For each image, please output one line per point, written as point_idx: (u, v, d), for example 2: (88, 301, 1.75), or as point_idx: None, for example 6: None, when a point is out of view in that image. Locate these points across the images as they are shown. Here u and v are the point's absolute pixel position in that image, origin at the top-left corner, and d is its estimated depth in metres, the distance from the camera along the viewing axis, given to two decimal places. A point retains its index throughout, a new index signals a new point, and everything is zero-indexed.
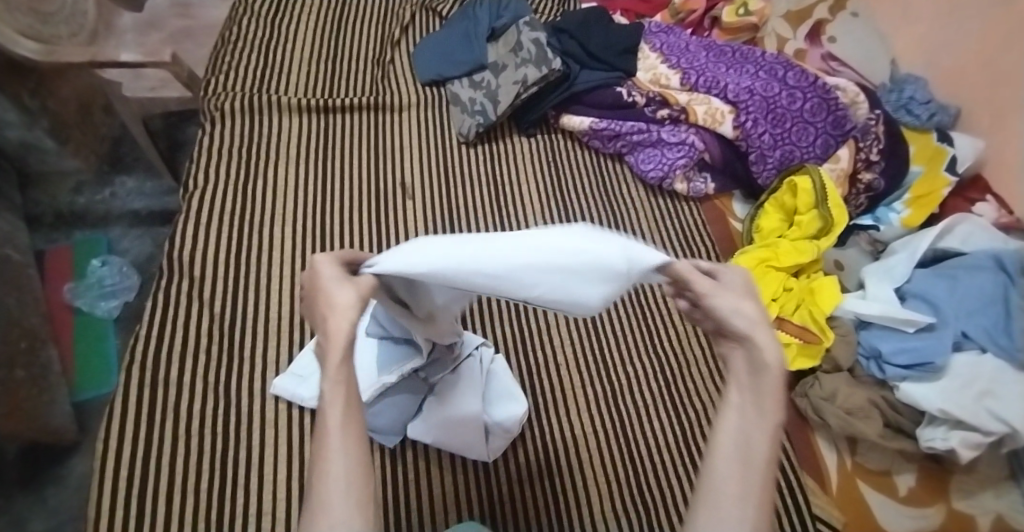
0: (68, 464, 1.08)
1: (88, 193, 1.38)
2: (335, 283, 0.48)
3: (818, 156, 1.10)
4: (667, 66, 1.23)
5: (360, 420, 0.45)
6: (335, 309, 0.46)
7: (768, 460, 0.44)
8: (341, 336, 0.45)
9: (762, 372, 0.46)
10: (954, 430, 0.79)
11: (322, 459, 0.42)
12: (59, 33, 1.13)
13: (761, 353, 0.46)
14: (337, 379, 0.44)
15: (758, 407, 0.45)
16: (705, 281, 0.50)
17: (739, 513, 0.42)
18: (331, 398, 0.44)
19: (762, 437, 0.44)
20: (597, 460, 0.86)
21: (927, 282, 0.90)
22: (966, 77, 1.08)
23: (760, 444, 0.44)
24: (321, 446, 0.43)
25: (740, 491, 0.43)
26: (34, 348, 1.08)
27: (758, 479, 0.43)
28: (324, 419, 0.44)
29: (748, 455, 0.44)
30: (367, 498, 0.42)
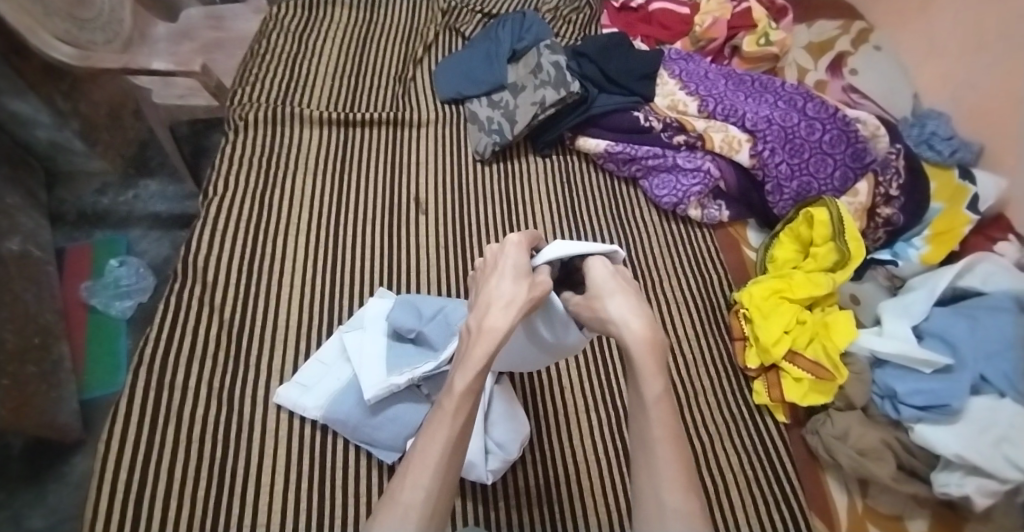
0: (70, 461, 1.09)
1: (112, 194, 1.41)
2: (511, 278, 0.63)
3: (836, 189, 1.10)
4: (685, 93, 1.23)
5: (465, 434, 0.56)
6: (497, 307, 0.61)
7: (664, 436, 0.56)
8: (488, 344, 0.59)
9: (632, 361, 0.60)
10: (970, 477, 0.77)
11: (425, 462, 0.54)
12: (95, 39, 1.17)
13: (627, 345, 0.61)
14: (466, 388, 0.57)
15: (639, 393, 0.59)
16: (579, 301, 0.67)
17: (657, 497, 0.54)
18: (453, 406, 0.56)
19: (654, 420, 0.57)
20: (598, 492, 0.84)
21: (945, 320, 0.88)
22: (990, 114, 1.07)
23: (655, 426, 0.57)
24: (426, 450, 0.55)
25: (654, 477, 0.55)
26: (47, 344, 1.10)
27: (661, 459, 0.55)
28: (442, 416, 0.56)
29: (649, 441, 0.57)
30: (440, 506, 0.53)
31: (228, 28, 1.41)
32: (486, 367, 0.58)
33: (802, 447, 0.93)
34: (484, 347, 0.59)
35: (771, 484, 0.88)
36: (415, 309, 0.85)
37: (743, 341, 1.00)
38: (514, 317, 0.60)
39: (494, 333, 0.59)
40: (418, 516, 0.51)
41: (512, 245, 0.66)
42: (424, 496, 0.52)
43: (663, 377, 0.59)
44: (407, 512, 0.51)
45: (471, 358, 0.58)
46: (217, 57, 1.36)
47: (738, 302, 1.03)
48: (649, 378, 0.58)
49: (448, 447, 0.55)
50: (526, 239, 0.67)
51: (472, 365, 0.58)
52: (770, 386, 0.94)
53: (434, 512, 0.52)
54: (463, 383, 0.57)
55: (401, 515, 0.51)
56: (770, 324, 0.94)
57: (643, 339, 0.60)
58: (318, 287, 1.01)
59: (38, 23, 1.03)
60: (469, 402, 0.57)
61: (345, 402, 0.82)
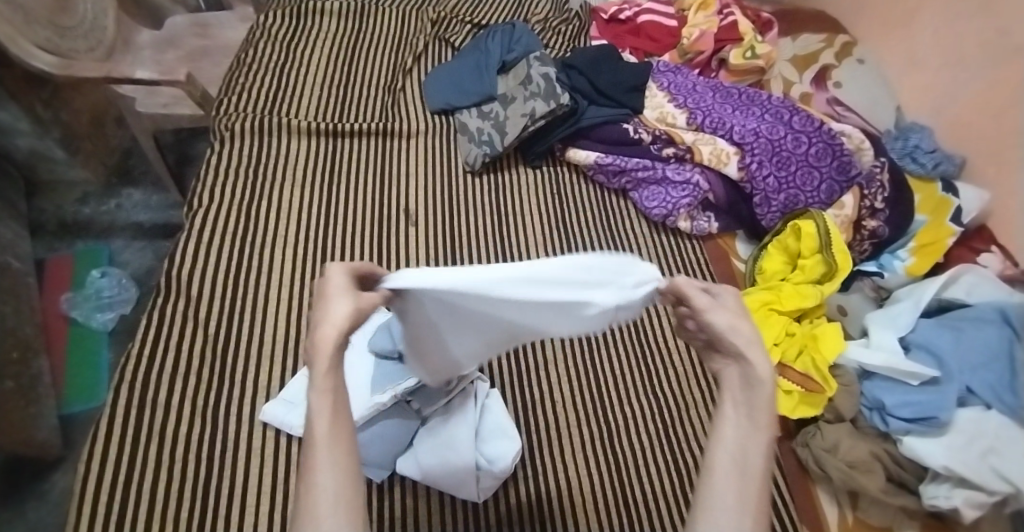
0: (49, 479, 1.06)
1: (93, 203, 1.38)
2: (340, 296, 0.49)
3: (823, 202, 1.12)
4: (673, 105, 1.23)
5: (344, 430, 0.47)
6: (330, 318, 0.48)
7: (764, 471, 0.49)
8: (328, 348, 0.47)
9: (759, 389, 0.51)
10: (958, 489, 0.77)
11: (311, 475, 0.44)
12: (76, 47, 1.14)
13: (756, 368, 0.51)
14: (322, 392, 0.47)
15: (754, 420, 0.51)
16: (704, 298, 0.54)
17: (740, 522, 0.47)
18: (316, 411, 0.46)
19: (760, 451, 0.50)
20: (592, 508, 0.83)
21: (929, 332, 0.89)
22: (972, 126, 1.08)
23: (758, 457, 0.49)
24: (308, 464, 0.45)
25: (738, 501, 0.48)
26: (26, 358, 1.07)
27: (754, 490, 0.49)
28: (311, 434, 0.46)
29: (744, 467, 0.49)
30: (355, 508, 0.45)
31: (214, 35, 1.39)
32: (336, 366, 0.47)
33: (792, 459, 0.93)
34: (325, 354, 0.47)
35: None
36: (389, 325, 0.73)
37: None
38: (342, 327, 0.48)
39: (333, 334, 0.47)
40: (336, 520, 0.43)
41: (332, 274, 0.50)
42: (337, 493, 0.44)
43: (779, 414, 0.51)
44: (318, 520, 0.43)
45: (314, 363, 0.47)
46: (203, 66, 1.33)
47: None
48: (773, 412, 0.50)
49: (334, 445, 0.45)
50: (353, 266, 0.51)
51: (319, 369, 0.47)
52: None
53: (348, 511, 0.44)
54: (319, 387, 0.47)
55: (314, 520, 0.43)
56: (759, 336, 0.95)
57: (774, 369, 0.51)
58: (305, 301, 0.99)
59: (18, 32, 1.01)
60: (333, 401, 0.47)
61: None
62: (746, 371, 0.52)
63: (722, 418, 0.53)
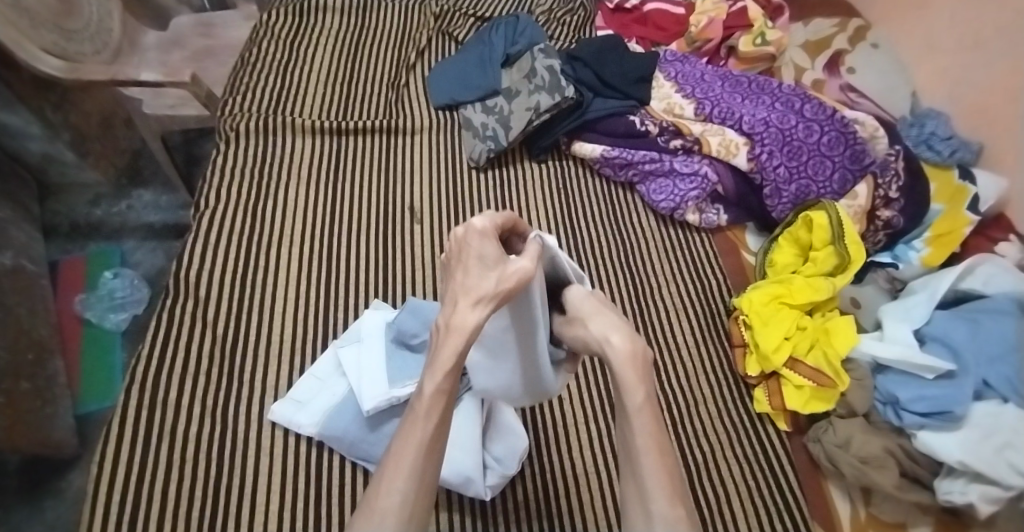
0: (67, 477, 1.08)
1: (105, 205, 1.40)
2: (479, 268, 0.53)
3: (835, 192, 1.09)
4: (681, 95, 1.21)
5: (441, 436, 0.52)
6: (464, 305, 0.52)
7: (649, 446, 0.52)
8: (455, 348, 0.51)
9: (614, 372, 0.54)
10: (973, 484, 0.76)
11: (393, 473, 0.50)
12: (83, 51, 1.15)
13: (607, 357, 0.54)
14: (436, 391, 0.52)
15: (622, 403, 0.53)
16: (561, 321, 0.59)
17: (646, 508, 0.50)
18: (424, 408, 0.52)
19: (637, 430, 0.52)
20: (600, 505, 0.83)
21: (946, 324, 0.87)
22: (989, 112, 1.05)
23: (638, 437, 0.52)
24: (396, 461, 0.50)
25: (642, 488, 0.51)
26: (42, 359, 1.09)
27: (649, 470, 0.51)
28: (410, 430, 0.51)
29: (635, 451, 0.52)
30: (418, 511, 0.50)
31: (218, 34, 1.39)
32: (456, 369, 0.52)
33: (803, 454, 0.93)
34: (451, 351, 0.51)
35: (774, 492, 0.88)
36: (417, 316, 0.81)
37: (743, 348, 0.99)
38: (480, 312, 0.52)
39: (465, 331, 0.51)
40: (396, 519, 0.48)
41: (476, 234, 0.55)
42: (402, 500, 0.48)
43: (646, 386, 0.53)
44: (384, 517, 0.48)
45: (437, 359, 0.51)
46: (208, 65, 1.33)
47: (738, 308, 1.01)
48: (631, 388, 0.53)
49: (424, 451, 0.51)
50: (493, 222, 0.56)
51: (439, 367, 0.51)
52: (770, 394, 0.93)
53: (413, 514, 0.49)
54: (432, 384, 0.51)
55: (379, 521, 0.47)
56: (770, 330, 0.93)
57: (625, 348, 0.54)
58: (311, 301, 1.00)
59: (24, 36, 1.01)
60: (443, 403, 0.52)
61: (341, 417, 0.81)
62: (604, 361, 0.55)
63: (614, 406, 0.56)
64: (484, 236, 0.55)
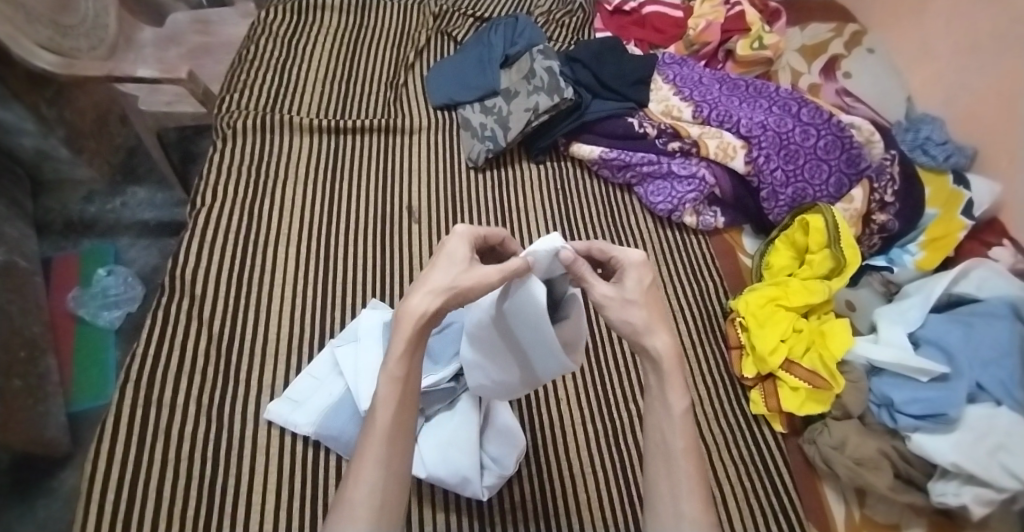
0: (59, 476, 1.07)
1: (99, 202, 1.39)
2: (446, 267, 0.53)
3: (831, 195, 1.10)
4: (679, 98, 1.22)
5: (404, 425, 0.53)
6: (417, 294, 0.52)
7: (686, 450, 0.53)
8: (408, 334, 0.52)
9: (661, 372, 0.54)
10: (966, 486, 0.77)
11: (359, 465, 0.51)
12: (78, 46, 1.14)
13: (652, 351, 0.54)
14: (398, 381, 0.52)
15: (665, 404, 0.54)
16: (605, 289, 0.54)
17: (677, 508, 0.52)
18: (383, 397, 0.53)
19: (677, 433, 0.53)
20: (597, 506, 0.83)
21: (940, 327, 0.87)
22: (983, 116, 1.06)
23: (677, 439, 0.53)
24: (362, 454, 0.52)
25: (674, 488, 0.53)
26: (34, 357, 1.07)
27: (683, 471, 0.53)
28: (373, 421, 0.52)
29: (671, 451, 0.54)
30: (387, 502, 0.51)
31: (215, 32, 1.38)
32: (412, 355, 0.52)
33: (799, 455, 0.93)
34: (401, 339, 0.52)
35: (769, 493, 0.88)
36: None
37: (739, 350, 0.99)
38: (438, 308, 0.52)
39: (417, 319, 0.52)
40: (366, 512, 0.50)
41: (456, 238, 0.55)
42: (371, 491, 0.50)
43: (689, 391, 0.54)
44: (353, 509, 0.49)
45: (394, 346, 0.52)
46: (205, 63, 1.33)
47: (734, 310, 1.02)
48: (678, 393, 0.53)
49: (387, 442, 0.52)
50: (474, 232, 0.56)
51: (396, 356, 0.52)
52: (766, 396, 0.94)
53: (384, 503, 0.51)
54: (393, 374, 0.52)
55: (348, 511, 0.49)
56: (766, 332, 0.94)
57: (673, 349, 0.53)
58: (309, 301, 0.99)
59: (20, 32, 1.01)
60: (402, 392, 0.53)
61: (338, 417, 0.80)
62: (647, 357, 0.54)
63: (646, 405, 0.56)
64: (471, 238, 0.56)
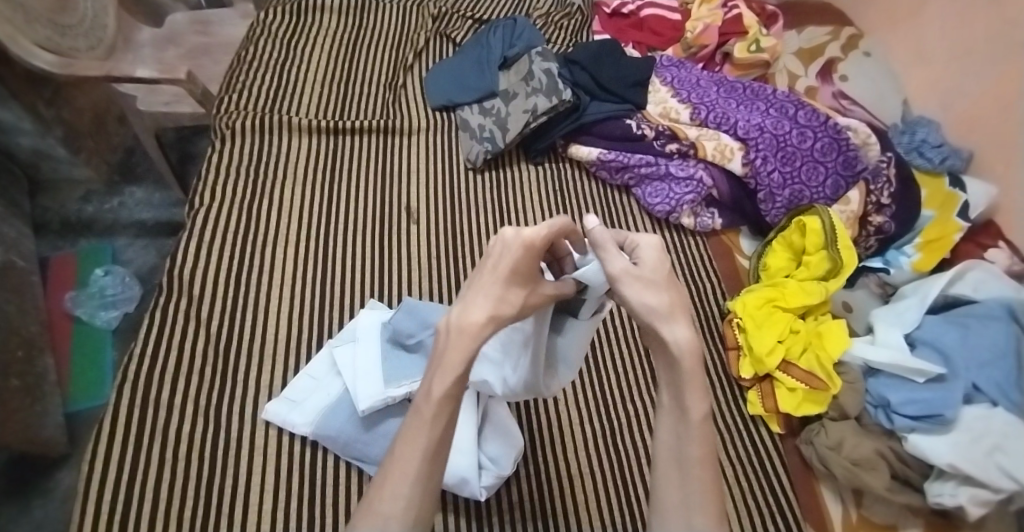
0: (55, 476, 1.07)
1: (96, 202, 1.39)
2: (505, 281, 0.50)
3: (829, 196, 1.10)
4: (677, 100, 1.23)
5: (446, 438, 0.49)
6: (478, 309, 0.49)
7: (702, 458, 0.50)
8: (466, 350, 0.48)
9: (679, 373, 0.50)
10: (964, 486, 0.77)
11: (396, 477, 0.47)
12: (77, 46, 1.14)
13: (672, 349, 0.50)
14: (446, 394, 0.48)
15: (682, 407, 0.50)
16: (619, 263, 0.51)
17: (688, 517, 0.48)
18: (432, 410, 0.48)
19: (693, 439, 0.50)
20: (594, 506, 0.83)
21: (935, 328, 0.88)
22: (978, 118, 1.07)
23: (693, 445, 0.50)
24: (398, 465, 0.47)
25: (685, 496, 0.49)
26: (31, 357, 1.07)
27: (697, 481, 0.49)
28: (415, 432, 0.48)
29: (684, 458, 0.50)
30: (421, 514, 0.48)
31: (214, 32, 1.38)
32: (466, 370, 0.49)
33: (796, 456, 0.93)
34: (462, 354, 0.48)
35: (766, 494, 0.88)
36: (417, 316, 0.81)
37: (737, 351, 1.00)
38: (492, 326, 0.50)
39: (481, 334, 0.48)
40: (401, 524, 0.46)
41: (521, 243, 0.50)
42: (407, 505, 0.46)
43: (708, 395, 0.50)
44: (388, 521, 0.45)
45: (452, 360, 0.48)
46: (204, 64, 1.33)
47: (732, 311, 1.02)
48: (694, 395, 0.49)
49: (429, 454, 0.48)
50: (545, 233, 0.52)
51: (450, 368, 0.48)
52: (763, 397, 0.94)
53: (419, 517, 0.47)
54: (442, 387, 0.48)
55: (383, 523, 0.45)
56: (763, 333, 0.94)
57: (692, 344, 0.49)
58: (307, 301, 0.99)
59: (19, 31, 1.01)
60: (451, 407, 0.49)
61: (337, 417, 0.81)
62: (663, 351, 0.51)
63: (660, 407, 0.53)
64: (525, 250, 0.50)
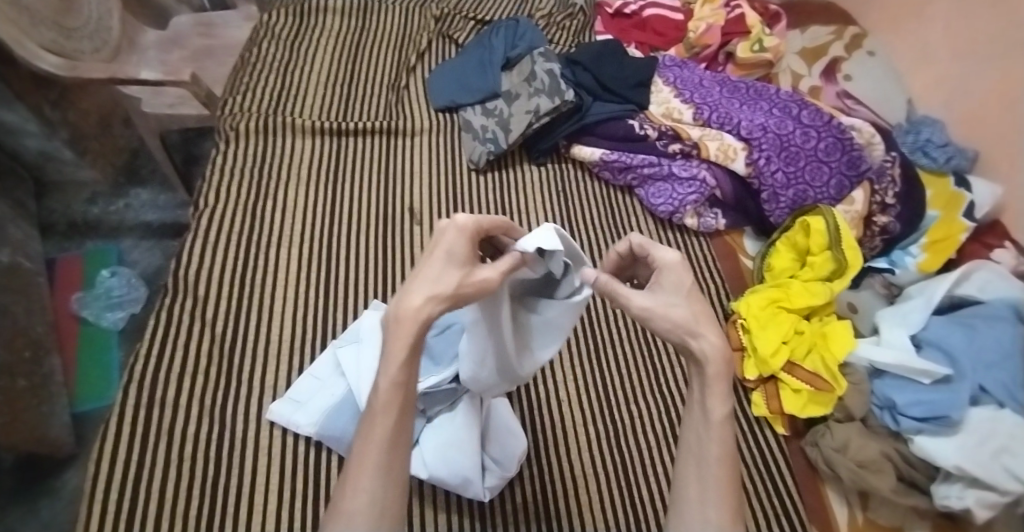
0: (62, 476, 1.07)
1: (102, 203, 1.39)
2: (444, 264, 0.48)
3: (832, 197, 1.09)
4: (680, 100, 1.22)
5: (404, 430, 0.49)
6: (417, 295, 0.47)
7: (721, 459, 0.49)
8: (406, 338, 0.47)
9: (703, 376, 0.50)
10: (970, 489, 0.76)
11: (358, 474, 0.47)
12: (81, 48, 1.14)
13: (694, 351, 0.50)
14: (393, 386, 0.48)
15: (703, 409, 0.50)
16: (640, 299, 0.51)
17: (704, 513, 0.49)
18: (382, 403, 0.48)
19: (712, 440, 0.50)
20: (598, 507, 0.83)
21: (942, 329, 0.87)
22: (983, 118, 1.06)
23: (713, 446, 0.50)
24: (358, 462, 0.48)
25: (703, 494, 0.49)
26: (38, 357, 1.07)
27: (715, 480, 0.49)
28: (372, 428, 0.48)
29: (704, 456, 0.50)
30: (390, 509, 0.48)
31: (218, 34, 1.39)
32: (412, 359, 0.48)
33: (801, 458, 0.92)
34: (403, 342, 0.47)
35: (772, 496, 0.88)
36: None
37: (741, 352, 0.99)
38: (434, 307, 0.47)
39: (417, 321, 0.47)
40: (366, 519, 0.46)
41: (455, 229, 0.51)
42: (368, 499, 0.46)
43: (732, 397, 0.49)
44: (351, 519, 0.46)
45: (391, 352, 0.47)
46: (207, 65, 1.33)
47: (735, 312, 1.02)
48: (716, 398, 0.49)
49: (389, 448, 0.48)
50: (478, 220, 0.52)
51: (393, 362, 0.47)
52: (768, 398, 0.94)
53: (383, 512, 0.47)
54: (387, 381, 0.48)
55: (347, 521, 0.46)
56: (767, 334, 0.93)
57: (719, 352, 0.49)
58: (311, 302, 0.99)
59: (24, 33, 1.01)
60: (400, 397, 0.48)
61: (338, 418, 0.80)
62: (687, 356, 0.50)
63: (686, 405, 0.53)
64: (460, 234, 0.51)
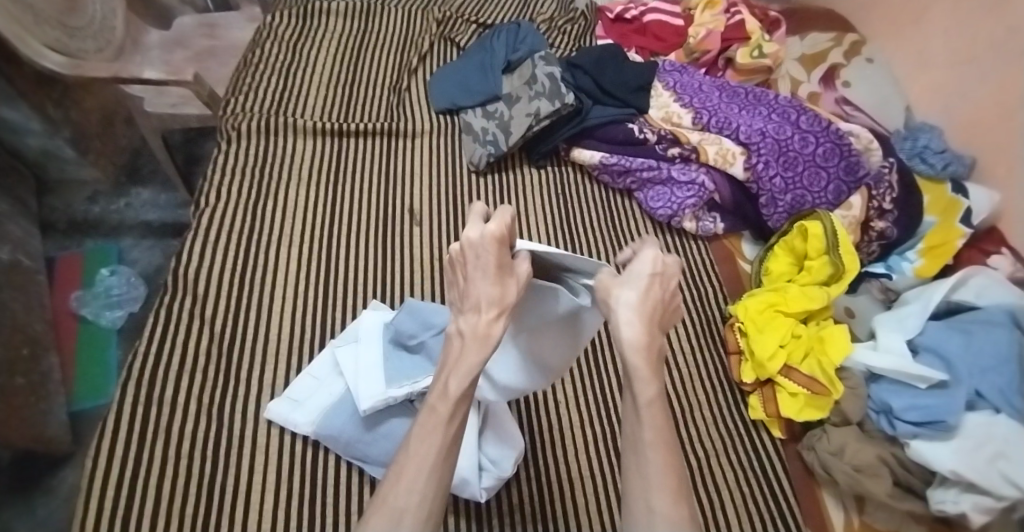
0: (59, 474, 1.07)
1: (102, 202, 1.39)
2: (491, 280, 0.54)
3: (830, 202, 1.10)
4: (679, 105, 1.23)
5: (458, 438, 0.55)
6: (484, 313, 0.55)
7: (657, 441, 0.57)
8: (478, 353, 0.55)
9: (629, 369, 0.58)
10: (966, 493, 0.77)
11: (412, 473, 0.52)
12: (85, 47, 1.15)
13: (623, 345, 0.58)
14: (460, 392, 0.54)
15: (635, 397, 0.58)
16: (609, 277, 0.59)
17: (648, 501, 0.55)
18: (445, 409, 0.54)
19: (647, 425, 0.57)
20: (596, 510, 0.83)
21: (939, 335, 0.87)
22: (981, 124, 1.07)
23: (646, 431, 0.57)
24: (415, 459, 0.53)
25: (645, 480, 0.56)
26: (36, 355, 1.07)
27: (653, 463, 0.56)
28: (428, 429, 0.54)
29: (642, 444, 0.57)
30: (435, 509, 0.53)
31: (221, 35, 1.39)
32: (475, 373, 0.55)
33: (797, 462, 0.93)
34: (473, 357, 0.55)
35: (767, 500, 0.88)
36: (417, 316, 0.82)
37: (738, 355, 0.99)
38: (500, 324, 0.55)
39: (486, 339, 0.55)
40: (413, 518, 0.51)
41: (490, 242, 0.53)
42: (420, 500, 0.51)
43: (658, 383, 0.58)
44: (401, 517, 0.50)
45: (461, 364, 0.55)
46: (210, 66, 1.33)
47: (733, 315, 1.02)
48: (644, 385, 0.57)
49: (442, 451, 0.53)
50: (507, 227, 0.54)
51: (464, 371, 0.55)
52: (765, 402, 0.94)
53: (429, 513, 0.52)
54: (458, 387, 0.54)
55: (396, 519, 0.50)
56: (765, 337, 0.94)
57: (643, 345, 0.57)
58: (311, 300, 0.99)
59: (28, 32, 1.01)
60: (461, 406, 0.55)
61: (338, 417, 0.80)
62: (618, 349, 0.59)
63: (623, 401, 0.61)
64: (498, 244, 0.54)
